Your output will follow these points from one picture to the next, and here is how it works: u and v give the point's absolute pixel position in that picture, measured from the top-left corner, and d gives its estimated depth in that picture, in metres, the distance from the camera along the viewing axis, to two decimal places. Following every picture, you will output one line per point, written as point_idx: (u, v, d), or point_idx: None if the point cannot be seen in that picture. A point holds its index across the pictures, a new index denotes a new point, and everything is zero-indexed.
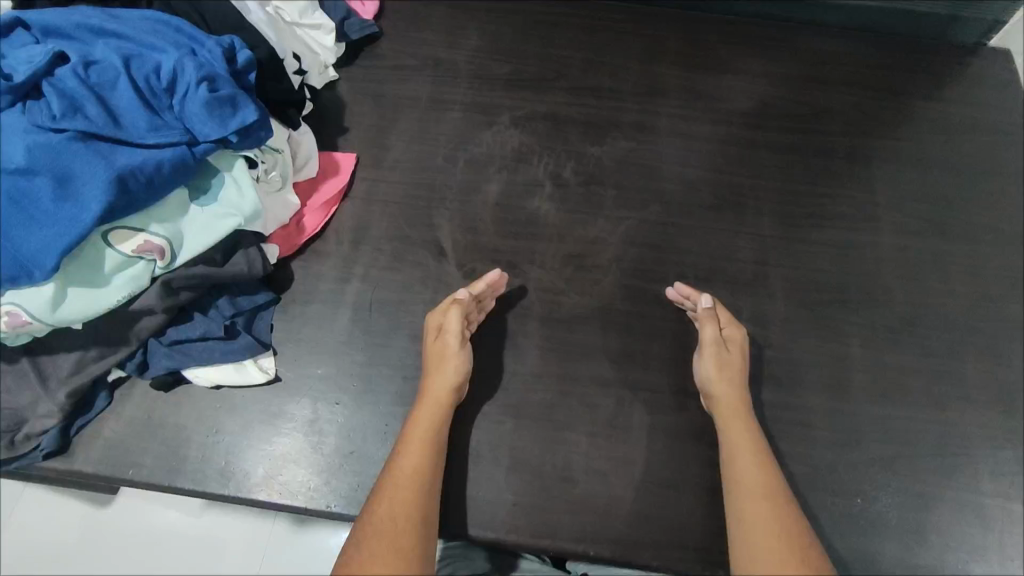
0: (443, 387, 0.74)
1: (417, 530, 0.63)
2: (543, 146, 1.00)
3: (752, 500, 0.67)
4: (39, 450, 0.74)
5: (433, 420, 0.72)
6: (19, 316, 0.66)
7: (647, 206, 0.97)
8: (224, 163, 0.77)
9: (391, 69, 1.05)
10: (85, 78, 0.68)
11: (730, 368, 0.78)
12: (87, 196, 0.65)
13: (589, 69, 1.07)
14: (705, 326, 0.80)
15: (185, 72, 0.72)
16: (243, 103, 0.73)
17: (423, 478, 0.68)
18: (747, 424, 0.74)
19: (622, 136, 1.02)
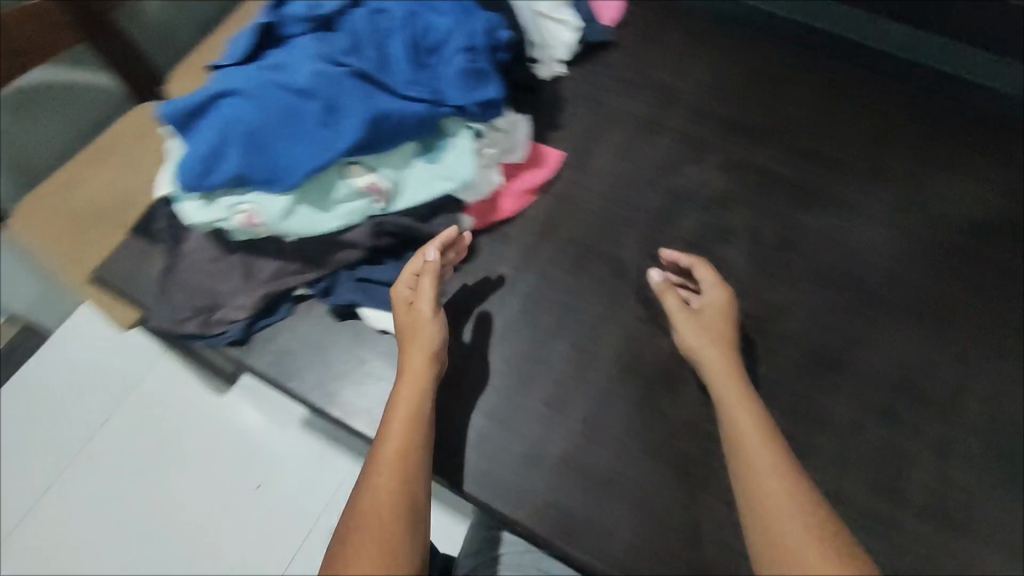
0: (420, 363, 0.70)
1: (401, 516, 0.59)
2: (746, 196, 0.96)
3: (763, 485, 0.61)
4: (226, 336, 0.81)
5: (410, 399, 0.68)
6: (253, 217, 0.72)
7: (840, 288, 0.90)
8: (454, 129, 0.79)
9: (616, 80, 1.05)
10: (373, 24, 0.73)
11: (700, 338, 0.75)
12: (343, 128, 0.69)
13: (812, 130, 1.01)
14: (669, 297, 0.79)
15: (454, 39, 0.75)
16: (491, 81, 0.76)
17: (406, 460, 0.63)
18: (739, 391, 0.70)
19: (830, 208, 0.95)
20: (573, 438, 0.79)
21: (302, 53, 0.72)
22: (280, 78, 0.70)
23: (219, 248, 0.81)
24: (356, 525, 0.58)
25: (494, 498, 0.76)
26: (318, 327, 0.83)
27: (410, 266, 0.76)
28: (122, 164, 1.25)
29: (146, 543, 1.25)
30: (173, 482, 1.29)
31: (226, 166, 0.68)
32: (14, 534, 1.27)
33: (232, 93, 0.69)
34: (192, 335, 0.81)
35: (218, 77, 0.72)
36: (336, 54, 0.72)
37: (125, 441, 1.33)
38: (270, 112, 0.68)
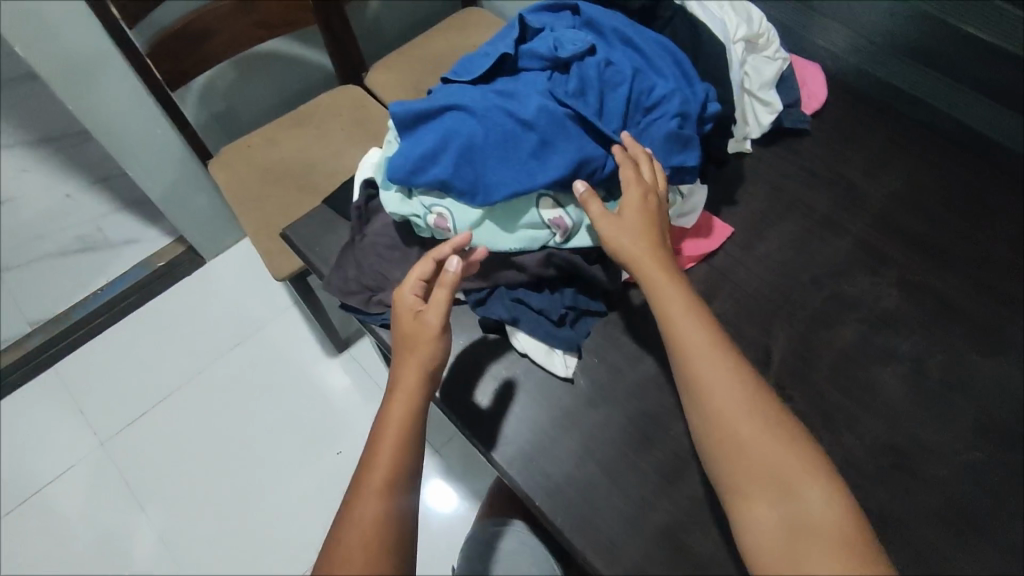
0: (412, 380, 0.71)
1: (386, 534, 0.62)
2: (918, 319, 0.90)
3: (723, 413, 0.64)
4: (381, 317, 0.87)
5: (400, 416, 0.69)
6: (443, 221, 0.79)
7: (1011, 450, 0.80)
8: None
9: (802, 169, 1.04)
10: (602, 74, 0.77)
11: (629, 247, 0.72)
12: (550, 164, 0.74)
13: (1010, 271, 0.94)
14: (595, 201, 0.74)
15: (670, 101, 0.78)
16: (693, 147, 0.79)
17: (396, 480, 0.65)
18: (677, 304, 0.70)
19: (1018, 359, 0.87)
20: (679, 516, 0.76)
21: (530, 87, 0.77)
22: (505, 104, 0.75)
23: (399, 237, 0.89)
24: (342, 549, 0.61)
25: (585, 548, 0.74)
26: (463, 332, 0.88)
27: (419, 271, 0.75)
28: (313, 135, 1.39)
29: (230, 468, 1.44)
30: (265, 425, 1.48)
31: (438, 170, 0.74)
32: (129, 426, 1.49)
33: (459, 108, 0.76)
34: (354, 308, 0.88)
35: (448, 90, 0.79)
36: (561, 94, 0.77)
37: (235, 375, 1.54)
38: (490, 134, 0.74)
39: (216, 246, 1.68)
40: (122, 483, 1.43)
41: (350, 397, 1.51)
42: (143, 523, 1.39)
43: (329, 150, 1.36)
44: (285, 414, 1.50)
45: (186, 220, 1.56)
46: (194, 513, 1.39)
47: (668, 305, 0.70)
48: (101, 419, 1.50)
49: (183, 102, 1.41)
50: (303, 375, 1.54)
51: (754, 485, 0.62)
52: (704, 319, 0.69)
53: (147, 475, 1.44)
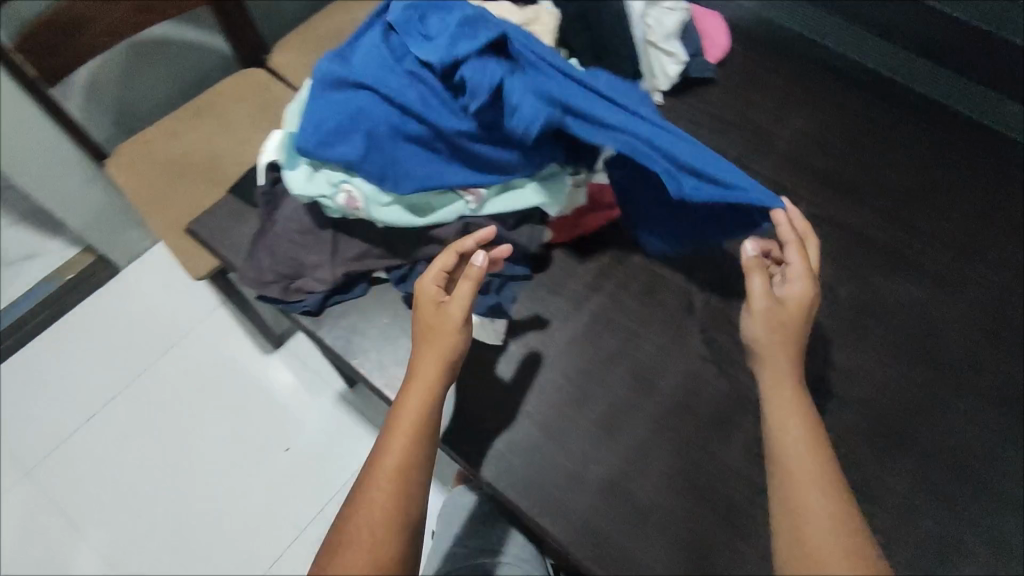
0: (433, 369, 0.68)
1: (396, 522, 0.59)
2: (826, 252, 0.95)
3: (796, 473, 0.57)
4: (301, 305, 0.85)
5: (419, 407, 0.67)
6: (353, 199, 0.76)
7: (915, 362, 0.87)
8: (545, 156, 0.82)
9: (711, 117, 1.06)
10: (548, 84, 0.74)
11: (785, 327, 0.65)
12: (450, 170, 0.76)
13: (907, 197, 1.00)
14: (753, 278, 0.67)
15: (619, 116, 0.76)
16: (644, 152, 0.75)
17: (412, 469, 0.63)
18: (786, 381, 0.64)
19: (917, 278, 0.93)
20: (619, 463, 0.78)
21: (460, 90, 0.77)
22: (430, 103, 0.73)
23: (310, 220, 0.84)
24: (349, 534, 0.59)
25: (534, 509, 0.76)
26: (391, 312, 0.88)
27: (441, 264, 0.73)
28: (218, 124, 1.31)
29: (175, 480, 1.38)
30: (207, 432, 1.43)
31: (345, 148, 0.71)
32: (54, 452, 1.40)
33: (374, 88, 0.73)
34: (272, 298, 0.86)
35: (373, 57, 0.74)
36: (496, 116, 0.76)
37: (166, 385, 1.47)
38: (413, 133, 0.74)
39: (125, 251, 1.57)
40: (56, 512, 1.34)
41: (292, 391, 1.46)
42: (82, 550, 1.31)
43: (237, 137, 1.29)
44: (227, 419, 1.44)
45: (89, 227, 1.45)
46: (138, 531, 1.33)
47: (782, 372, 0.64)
48: (22, 448, 1.40)
49: (66, 100, 1.30)
50: (244, 378, 1.48)
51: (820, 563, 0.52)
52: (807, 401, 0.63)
53: (80, 499, 1.36)
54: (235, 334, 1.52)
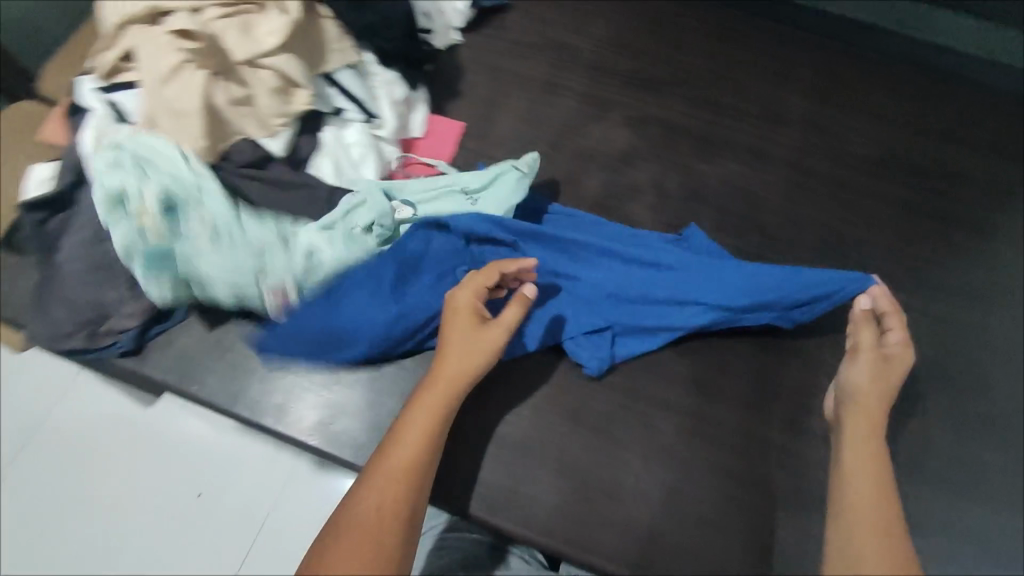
0: (459, 374, 0.67)
1: (391, 528, 0.59)
2: (649, 151, 0.97)
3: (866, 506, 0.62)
4: (116, 347, 0.77)
5: (434, 416, 0.66)
6: None
7: (744, 235, 0.93)
8: (326, 105, 0.79)
9: (513, 43, 1.04)
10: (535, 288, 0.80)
11: (891, 385, 0.71)
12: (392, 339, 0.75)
13: (713, 82, 1.03)
14: (864, 330, 0.74)
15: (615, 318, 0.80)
16: (623, 341, 0.81)
17: (414, 477, 0.62)
18: (872, 430, 0.68)
19: (733, 157, 0.98)
20: (492, 411, 0.79)
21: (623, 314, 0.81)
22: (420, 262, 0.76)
23: (96, 253, 0.75)
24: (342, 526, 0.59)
25: None
26: (221, 326, 0.80)
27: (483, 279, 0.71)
28: None
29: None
30: (93, 508, 1.16)
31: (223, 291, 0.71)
32: None
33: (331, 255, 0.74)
34: (80, 349, 0.76)
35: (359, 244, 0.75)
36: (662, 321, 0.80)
37: None
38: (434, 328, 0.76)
39: None
40: None
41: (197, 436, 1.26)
42: None
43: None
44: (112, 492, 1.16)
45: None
46: None
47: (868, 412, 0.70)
48: None
49: None
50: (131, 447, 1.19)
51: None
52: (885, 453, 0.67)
53: None
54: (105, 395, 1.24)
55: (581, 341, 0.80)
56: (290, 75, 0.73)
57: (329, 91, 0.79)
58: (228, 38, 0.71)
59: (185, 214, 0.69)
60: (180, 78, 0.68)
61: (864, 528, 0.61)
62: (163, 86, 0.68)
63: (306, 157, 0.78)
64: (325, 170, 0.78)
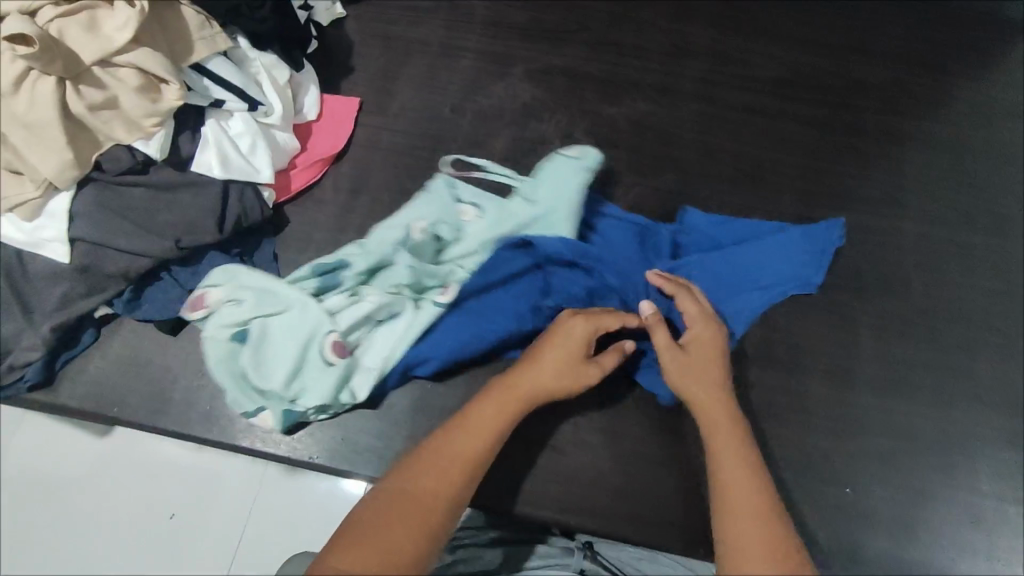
0: (534, 383, 0.66)
1: (440, 516, 0.56)
2: (556, 102, 0.95)
3: (735, 473, 0.61)
4: (23, 382, 0.73)
5: (501, 422, 0.64)
6: (200, 301, 0.75)
7: (659, 173, 0.93)
8: (201, 98, 0.75)
9: (403, 9, 1.00)
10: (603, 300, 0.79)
11: (696, 373, 0.69)
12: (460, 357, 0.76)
13: (613, 23, 1.02)
14: (660, 330, 0.71)
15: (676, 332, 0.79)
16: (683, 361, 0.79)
17: (467, 475, 0.59)
18: (732, 432, 0.65)
19: (641, 97, 0.97)
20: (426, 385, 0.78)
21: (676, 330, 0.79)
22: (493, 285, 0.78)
23: None
24: (388, 501, 0.56)
25: (354, 464, 0.75)
26: (134, 343, 0.77)
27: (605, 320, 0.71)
28: None
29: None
30: (61, 545, 1.13)
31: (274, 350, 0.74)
32: None
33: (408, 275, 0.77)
34: None
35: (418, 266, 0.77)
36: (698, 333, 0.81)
37: None
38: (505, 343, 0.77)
39: None
40: None
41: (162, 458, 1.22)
42: None
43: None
44: (78, 525, 1.14)
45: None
46: None
47: (708, 391, 0.68)
48: None
49: None
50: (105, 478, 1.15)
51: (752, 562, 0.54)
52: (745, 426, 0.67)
53: None
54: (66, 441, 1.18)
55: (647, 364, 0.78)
56: (150, 70, 0.68)
57: (203, 83, 0.75)
58: (72, 38, 0.66)
59: (302, 345, 0.73)
60: (27, 87, 0.64)
61: (727, 505, 0.59)
62: (10, 99, 0.65)
63: (190, 155, 0.75)
64: (213, 165, 0.75)
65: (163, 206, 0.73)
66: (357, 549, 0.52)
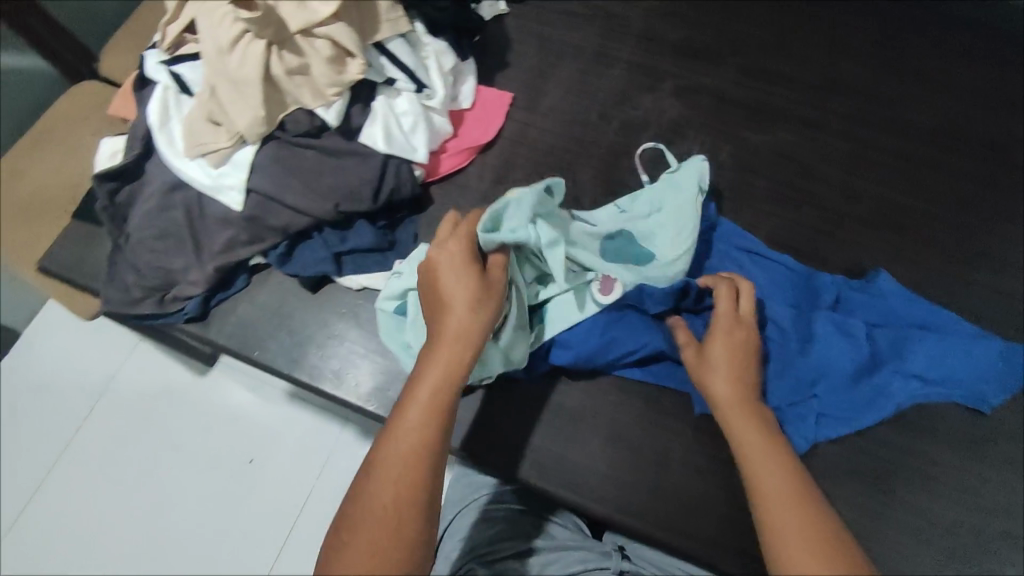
0: (454, 331, 0.62)
1: (409, 506, 0.54)
2: (701, 122, 0.95)
3: (749, 450, 0.60)
4: (183, 312, 0.80)
5: (437, 405, 0.59)
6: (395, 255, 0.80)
7: (800, 208, 0.89)
8: (375, 73, 0.80)
9: (562, 14, 1.02)
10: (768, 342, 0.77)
11: (705, 364, 0.67)
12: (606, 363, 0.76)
13: (767, 50, 1.00)
14: (678, 333, 0.73)
15: (827, 392, 0.75)
16: (823, 424, 0.74)
17: (423, 455, 0.57)
18: (749, 414, 0.63)
19: (788, 127, 0.95)
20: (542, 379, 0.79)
21: (827, 392, 0.75)
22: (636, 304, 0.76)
23: (162, 223, 0.78)
24: (354, 530, 0.54)
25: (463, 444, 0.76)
26: (279, 294, 0.83)
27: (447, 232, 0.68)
28: None
29: (144, 533, 1.22)
30: (166, 466, 1.26)
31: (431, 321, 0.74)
32: None
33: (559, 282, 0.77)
34: (149, 315, 0.80)
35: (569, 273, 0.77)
36: (846, 402, 0.75)
37: (96, 451, 1.28)
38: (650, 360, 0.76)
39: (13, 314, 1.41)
40: None
41: (247, 407, 1.29)
42: None
43: (65, 143, 1.05)
44: (172, 448, 1.27)
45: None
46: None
47: (716, 368, 0.66)
48: None
49: None
50: (194, 409, 1.30)
51: (790, 544, 0.52)
52: (760, 404, 0.65)
53: (20, 566, 1.21)
54: (157, 366, 1.34)
55: (785, 415, 0.74)
56: (341, 43, 0.73)
57: (380, 61, 0.80)
58: (284, 8, 0.71)
59: None
60: (239, 48, 0.70)
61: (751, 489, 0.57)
62: (224, 56, 0.71)
63: (360, 125, 0.79)
64: (377, 139, 0.79)
65: (329, 169, 0.78)
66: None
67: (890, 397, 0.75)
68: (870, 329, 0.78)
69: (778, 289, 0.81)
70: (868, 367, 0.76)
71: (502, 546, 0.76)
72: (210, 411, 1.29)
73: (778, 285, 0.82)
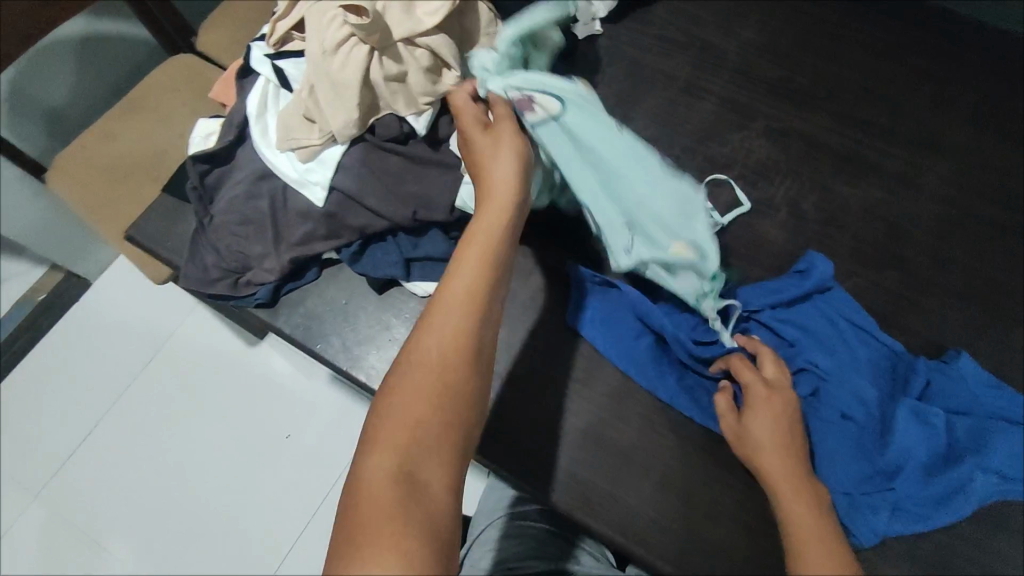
0: (500, 200, 0.62)
1: (463, 368, 0.53)
2: (789, 166, 0.92)
3: (801, 540, 0.59)
4: (255, 298, 0.82)
5: (483, 261, 0.58)
6: None
7: (884, 270, 0.86)
8: None
9: (655, 39, 1.01)
10: (841, 423, 0.74)
11: (746, 439, 0.68)
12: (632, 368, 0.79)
13: (867, 97, 0.96)
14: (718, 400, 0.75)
15: (904, 483, 0.72)
16: (894, 515, 0.71)
17: (477, 312, 0.55)
18: (801, 501, 0.63)
19: (879, 182, 0.91)
20: (596, 411, 0.78)
21: (902, 482, 0.72)
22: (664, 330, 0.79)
23: (246, 209, 0.80)
24: (401, 380, 0.52)
25: (509, 468, 0.75)
26: (347, 291, 0.84)
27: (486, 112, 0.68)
28: None
29: (181, 491, 1.26)
30: (209, 428, 1.30)
31: None
32: (19, 459, 1.31)
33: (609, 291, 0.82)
34: (222, 296, 0.83)
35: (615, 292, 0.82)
36: (923, 498, 0.71)
37: (146, 403, 1.33)
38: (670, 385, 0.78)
39: None
40: (71, 532, 1.25)
41: (291, 382, 1.33)
42: None
43: (157, 114, 1.09)
44: (215, 411, 1.31)
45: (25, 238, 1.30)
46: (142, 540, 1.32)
47: (767, 449, 0.67)
48: (24, 474, 1.30)
49: None
50: (241, 376, 1.34)
51: None
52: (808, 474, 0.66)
53: (66, 503, 1.27)
54: (211, 331, 1.38)
55: (854, 502, 0.71)
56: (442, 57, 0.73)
57: None
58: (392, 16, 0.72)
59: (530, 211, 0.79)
60: (344, 51, 0.71)
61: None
62: (328, 58, 0.72)
63: (446, 137, 0.80)
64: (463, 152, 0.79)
65: (410, 178, 0.78)
66: (391, 437, 0.48)
67: (970, 494, 0.71)
68: (950, 416, 0.75)
69: (862, 362, 0.77)
70: (945, 460, 0.73)
71: (532, 559, 0.73)
72: (257, 381, 1.34)
73: (863, 360, 0.77)
